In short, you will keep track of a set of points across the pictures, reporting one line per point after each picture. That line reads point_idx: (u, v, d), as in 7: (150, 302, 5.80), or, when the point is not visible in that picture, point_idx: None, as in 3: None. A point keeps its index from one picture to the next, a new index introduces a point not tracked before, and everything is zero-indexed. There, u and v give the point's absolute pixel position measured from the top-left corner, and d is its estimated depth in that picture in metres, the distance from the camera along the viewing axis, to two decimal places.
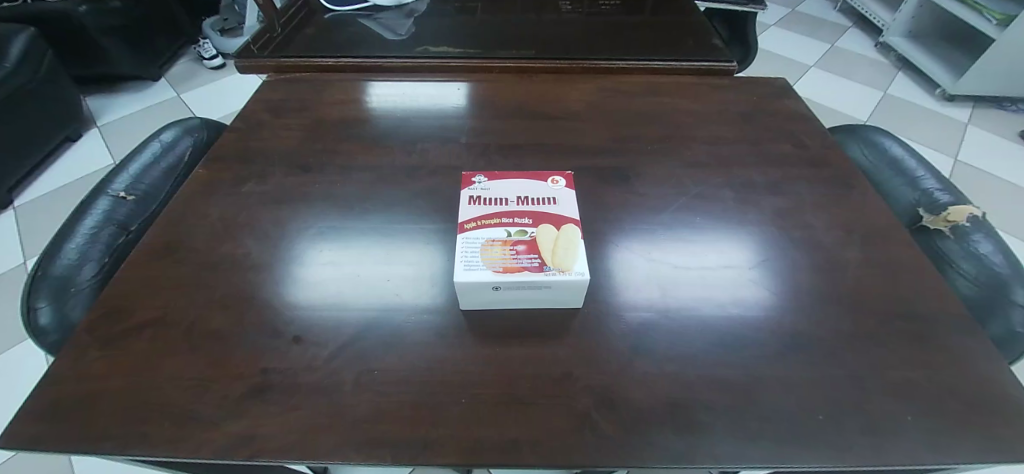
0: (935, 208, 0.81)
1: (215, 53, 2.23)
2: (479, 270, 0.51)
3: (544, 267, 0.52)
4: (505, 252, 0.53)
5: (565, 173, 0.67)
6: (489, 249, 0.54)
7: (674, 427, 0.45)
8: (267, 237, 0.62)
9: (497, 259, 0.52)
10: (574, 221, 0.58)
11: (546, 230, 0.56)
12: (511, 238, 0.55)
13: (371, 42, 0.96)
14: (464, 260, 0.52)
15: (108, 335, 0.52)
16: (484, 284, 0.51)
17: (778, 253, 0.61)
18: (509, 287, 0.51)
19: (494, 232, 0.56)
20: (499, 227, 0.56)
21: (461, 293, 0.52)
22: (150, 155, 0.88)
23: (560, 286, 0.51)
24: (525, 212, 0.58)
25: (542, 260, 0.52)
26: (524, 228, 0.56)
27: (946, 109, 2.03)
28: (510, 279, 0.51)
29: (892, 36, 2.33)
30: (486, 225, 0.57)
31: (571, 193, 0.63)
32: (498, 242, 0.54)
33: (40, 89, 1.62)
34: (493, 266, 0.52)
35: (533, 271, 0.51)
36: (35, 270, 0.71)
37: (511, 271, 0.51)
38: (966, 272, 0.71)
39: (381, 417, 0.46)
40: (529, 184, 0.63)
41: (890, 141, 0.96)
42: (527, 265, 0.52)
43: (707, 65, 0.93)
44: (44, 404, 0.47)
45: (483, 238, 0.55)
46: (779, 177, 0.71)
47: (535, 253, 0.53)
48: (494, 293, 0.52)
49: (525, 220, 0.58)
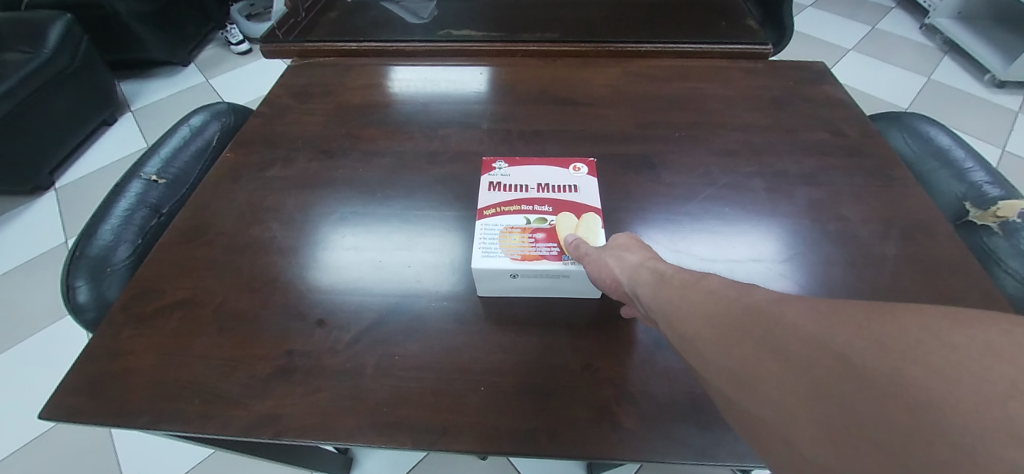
0: (983, 202, 0.77)
1: (241, 39, 2.25)
2: (497, 257, 0.51)
3: (563, 256, 0.51)
4: (523, 240, 0.53)
5: (588, 159, 0.66)
6: (507, 236, 0.54)
7: (696, 422, 0.44)
8: (292, 221, 0.63)
9: (516, 247, 0.52)
10: (594, 210, 0.57)
11: (566, 218, 0.55)
12: (530, 226, 0.55)
13: (393, 27, 0.95)
14: (483, 247, 0.53)
15: (141, 314, 0.54)
16: (502, 271, 0.50)
17: (811, 246, 0.59)
18: (527, 275, 0.51)
19: (512, 220, 0.56)
20: (518, 214, 0.56)
21: (478, 280, 0.52)
22: (179, 139, 0.90)
23: (578, 277, 0.51)
24: (546, 199, 0.58)
25: (560, 249, 0.52)
26: (544, 216, 0.56)
27: (998, 97, 1.91)
28: (528, 267, 0.50)
29: (939, 17, 2.20)
30: (505, 212, 0.57)
31: (593, 181, 0.61)
32: (517, 230, 0.54)
33: (77, 74, 1.68)
34: (511, 254, 0.52)
35: (551, 260, 0.51)
36: (73, 250, 0.73)
37: (529, 259, 0.51)
38: (1015, 271, 0.67)
39: (402, 402, 0.46)
40: (551, 172, 0.63)
41: (936, 129, 0.90)
42: (545, 253, 0.52)
43: (741, 49, 0.88)
44: (82, 379, 0.49)
45: (502, 225, 0.55)
46: (815, 167, 0.68)
47: (554, 242, 0.53)
48: (511, 280, 0.52)
49: (545, 208, 0.57)
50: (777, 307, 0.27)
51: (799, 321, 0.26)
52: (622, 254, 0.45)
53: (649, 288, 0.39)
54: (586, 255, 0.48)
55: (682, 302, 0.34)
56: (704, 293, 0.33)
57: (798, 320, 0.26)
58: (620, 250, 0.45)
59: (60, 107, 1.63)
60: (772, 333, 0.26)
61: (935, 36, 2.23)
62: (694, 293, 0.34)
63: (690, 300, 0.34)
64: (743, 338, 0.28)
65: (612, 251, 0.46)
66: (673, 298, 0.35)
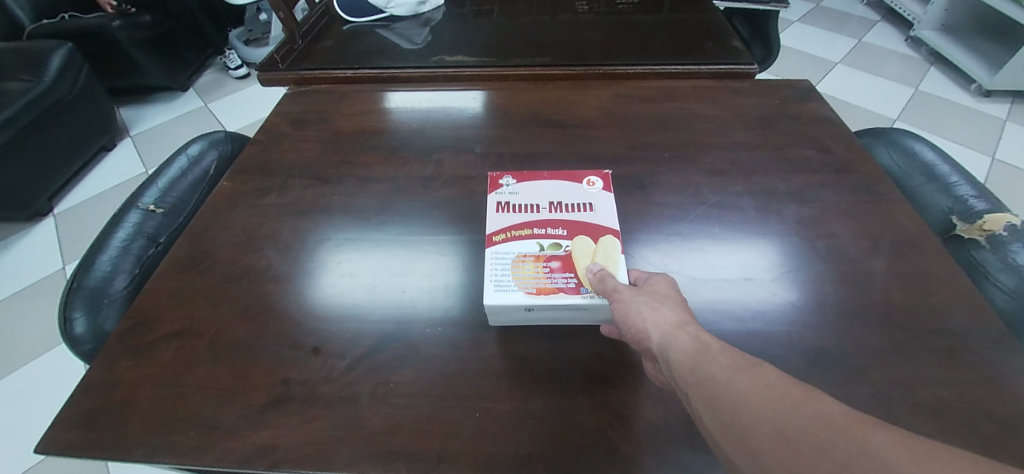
0: (969, 216, 0.78)
1: (240, 63, 2.29)
2: (513, 292, 0.52)
3: (581, 288, 0.52)
4: (538, 270, 0.54)
5: (601, 173, 0.68)
6: (521, 266, 0.55)
7: (690, 445, 0.44)
8: (288, 248, 0.64)
9: (531, 280, 0.53)
10: (612, 231, 0.59)
11: (581, 243, 0.57)
12: (545, 253, 0.56)
13: (387, 54, 0.98)
14: (496, 281, 0.53)
15: (137, 345, 0.54)
16: (518, 306, 0.51)
17: (802, 264, 0.59)
18: (543, 309, 0.51)
19: (524, 246, 0.57)
20: (531, 239, 0.58)
21: (491, 314, 0.52)
22: (177, 168, 0.91)
23: (597, 309, 0.52)
24: (559, 222, 0.59)
25: (578, 281, 0.53)
26: (558, 241, 0.57)
27: (985, 106, 1.94)
28: (545, 301, 0.51)
29: (924, 30, 2.24)
30: (516, 237, 0.58)
31: (607, 196, 0.63)
32: (531, 259, 0.55)
33: (78, 101, 1.70)
34: (526, 287, 0.52)
35: (569, 293, 0.52)
36: (71, 281, 0.74)
37: (546, 292, 0.52)
38: (1003, 284, 0.68)
39: (397, 430, 0.46)
40: (564, 189, 0.64)
41: (921, 144, 0.91)
42: (563, 286, 0.52)
43: (728, 69, 0.91)
44: (77, 413, 0.49)
45: (514, 253, 0.56)
46: (803, 185, 0.69)
47: (569, 272, 0.54)
48: (527, 313, 0.52)
49: (558, 231, 0.59)
50: (858, 432, 0.29)
51: (883, 453, 0.27)
52: (655, 306, 0.45)
53: (687, 357, 0.39)
54: (617, 290, 0.48)
55: (735, 388, 0.35)
56: (765, 388, 0.34)
57: (888, 452, 0.27)
58: (652, 300, 0.46)
59: (61, 134, 1.65)
60: (856, 461, 0.27)
61: (921, 47, 2.28)
62: (746, 382, 0.35)
63: (743, 391, 0.35)
64: (816, 454, 0.29)
65: (647, 300, 0.46)
66: (722, 382, 0.36)
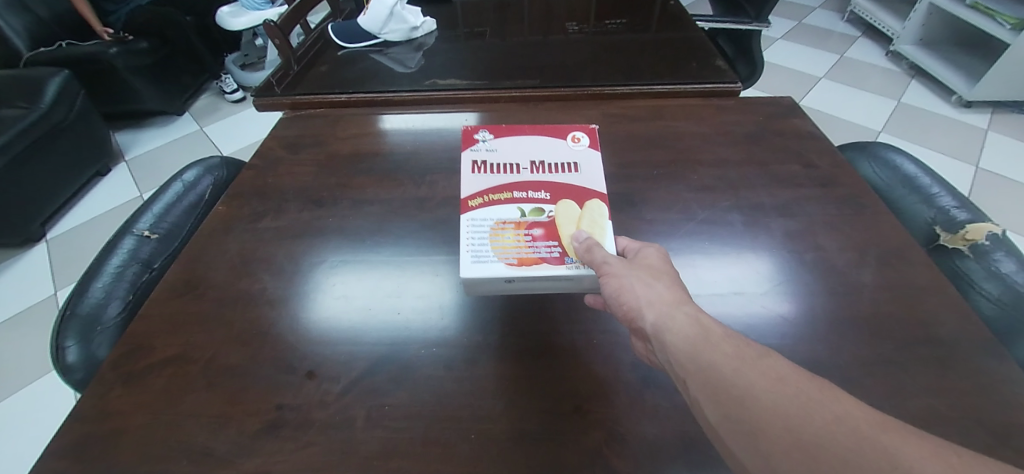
0: (952, 225, 0.79)
1: (236, 87, 2.32)
2: (492, 263, 0.55)
3: (564, 258, 0.56)
4: (518, 238, 0.58)
5: (583, 131, 0.71)
6: (501, 235, 0.58)
7: (685, 462, 0.44)
8: (283, 271, 0.64)
9: (511, 250, 0.56)
10: (591, 196, 0.63)
11: (560, 207, 0.60)
12: (525, 220, 0.59)
13: (381, 78, 1.00)
14: (475, 252, 0.56)
15: (130, 372, 0.54)
16: (498, 277, 0.54)
17: (790, 277, 0.60)
18: (523, 279, 0.55)
19: (504, 213, 0.60)
20: (510, 206, 0.61)
21: (474, 284, 0.56)
22: (172, 193, 0.92)
23: (580, 278, 0.55)
24: (539, 186, 0.63)
25: (560, 250, 0.57)
26: (540, 207, 0.61)
27: (966, 116, 1.99)
28: (525, 272, 0.54)
29: (903, 44, 2.31)
30: (495, 201, 0.61)
31: (587, 157, 0.67)
32: (511, 226, 0.59)
33: (74, 127, 1.71)
34: (506, 258, 0.56)
35: (552, 263, 0.55)
36: (63, 309, 0.73)
37: (526, 264, 0.55)
38: (988, 293, 0.70)
39: (393, 453, 0.46)
40: (543, 150, 0.67)
41: (902, 157, 0.94)
42: (545, 257, 0.56)
43: (713, 87, 0.93)
44: (68, 443, 0.48)
45: (493, 221, 0.60)
46: (789, 198, 0.71)
47: (550, 240, 0.58)
48: (507, 284, 0.56)
49: (537, 195, 0.62)
50: (874, 433, 0.31)
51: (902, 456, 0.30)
52: (651, 285, 0.46)
53: (693, 345, 0.40)
54: (608, 263, 0.49)
55: (745, 380, 0.37)
56: (778, 384, 0.36)
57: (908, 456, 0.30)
58: (647, 278, 0.47)
59: (56, 160, 1.66)
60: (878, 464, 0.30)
61: (901, 61, 2.35)
62: (756, 375, 0.37)
63: (755, 385, 0.36)
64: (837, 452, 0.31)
65: (638, 274, 0.47)
66: (731, 374, 0.38)
